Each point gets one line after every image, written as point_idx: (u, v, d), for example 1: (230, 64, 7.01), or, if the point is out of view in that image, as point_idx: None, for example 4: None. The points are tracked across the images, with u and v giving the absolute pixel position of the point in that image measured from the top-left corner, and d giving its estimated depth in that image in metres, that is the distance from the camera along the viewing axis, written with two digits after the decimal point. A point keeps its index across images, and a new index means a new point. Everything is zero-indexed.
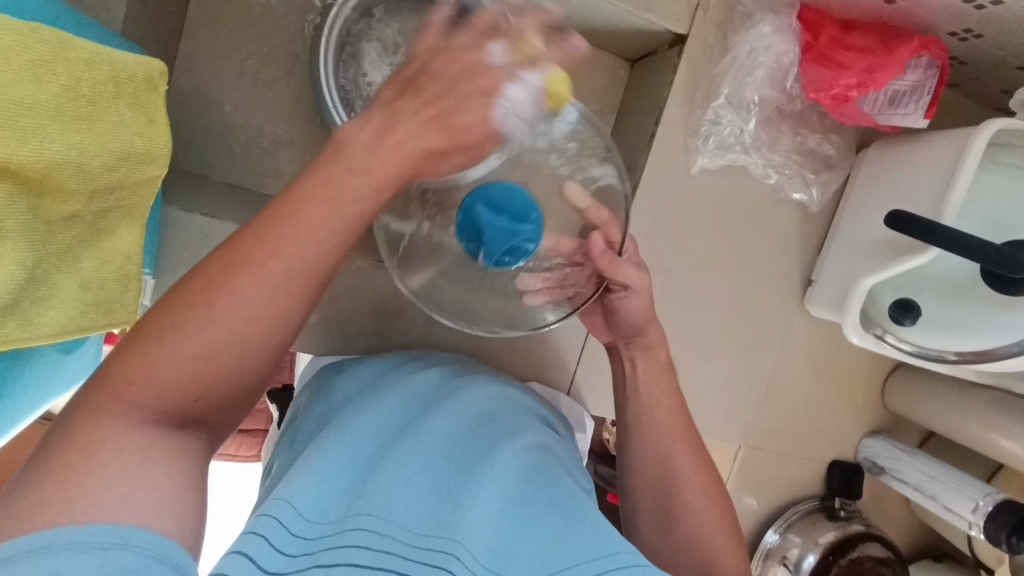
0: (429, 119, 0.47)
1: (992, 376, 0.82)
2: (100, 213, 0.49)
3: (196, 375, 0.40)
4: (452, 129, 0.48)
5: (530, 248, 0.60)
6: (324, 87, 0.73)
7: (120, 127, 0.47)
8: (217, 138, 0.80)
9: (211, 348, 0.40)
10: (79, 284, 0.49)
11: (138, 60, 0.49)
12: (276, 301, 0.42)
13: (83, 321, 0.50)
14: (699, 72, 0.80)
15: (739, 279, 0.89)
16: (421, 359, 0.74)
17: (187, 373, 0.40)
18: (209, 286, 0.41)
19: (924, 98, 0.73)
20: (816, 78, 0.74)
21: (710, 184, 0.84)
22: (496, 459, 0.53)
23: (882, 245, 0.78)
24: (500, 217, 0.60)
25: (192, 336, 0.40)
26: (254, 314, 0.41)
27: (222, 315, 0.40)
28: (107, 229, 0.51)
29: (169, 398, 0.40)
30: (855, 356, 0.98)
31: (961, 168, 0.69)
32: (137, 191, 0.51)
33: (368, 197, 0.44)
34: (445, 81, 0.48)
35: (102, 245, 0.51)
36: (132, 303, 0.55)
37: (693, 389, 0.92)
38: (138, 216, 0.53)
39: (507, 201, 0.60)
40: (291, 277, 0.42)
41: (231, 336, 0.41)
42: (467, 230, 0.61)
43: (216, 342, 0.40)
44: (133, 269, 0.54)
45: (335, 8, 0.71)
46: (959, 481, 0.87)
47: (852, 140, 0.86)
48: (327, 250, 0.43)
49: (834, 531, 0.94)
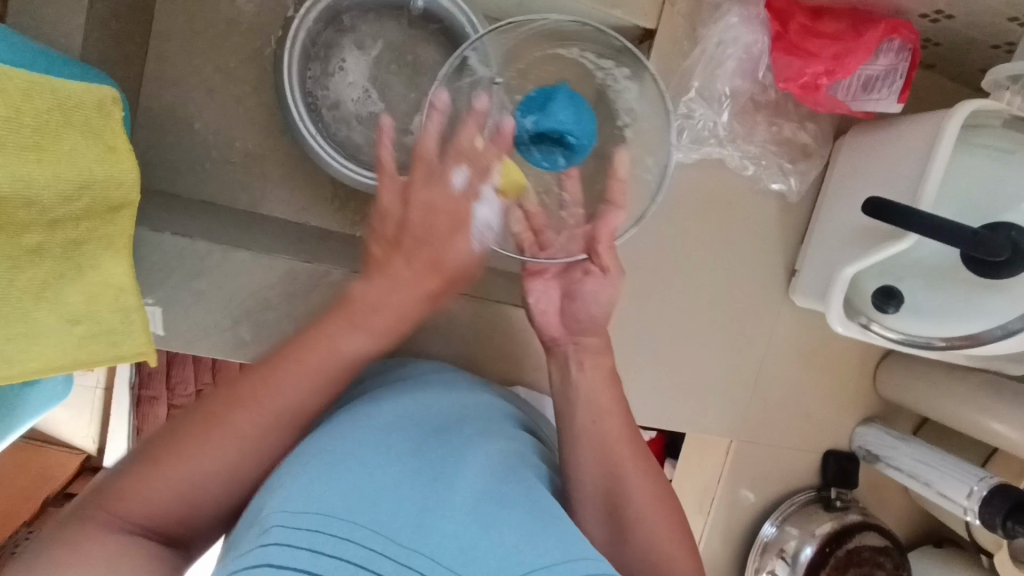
0: (419, 265, 0.54)
1: (982, 360, 0.81)
2: (69, 244, 0.49)
3: (182, 493, 0.46)
4: (441, 267, 0.54)
5: (546, 164, 0.72)
6: (290, 95, 0.74)
7: (75, 155, 0.47)
8: (189, 156, 0.80)
9: (197, 478, 0.46)
10: (65, 318, 0.50)
11: (85, 87, 0.48)
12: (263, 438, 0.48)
13: (81, 352, 0.53)
14: (670, 66, 0.79)
15: (722, 273, 0.88)
16: (393, 369, 0.72)
17: (177, 497, 0.45)
18: (213, 417, 0.47)
19: (896, 82, 0.73)
20: (785, 67, 0.74)
21: (687, 179, 0.84)
22: (468, 463, 0.52)
23: (863, 232, 0.77)
24: (565, 132, 0.70)
25: (184, 461, 0.46)
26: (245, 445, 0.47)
27: (218, 449, 0.47)
28: (89, 263, 0.51)
29: (157, 514, 0.45)
30: (845, 344, 0.97)
31: (938, 150, 0.67)
32: (115, 219, 0.52)
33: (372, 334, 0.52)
34: (423, 234, 0.54)
35: (86, 278, 0.51)
36: (138, 331, 0.56)
37: (681, 384, 0.91)
38: (122, 245, 0.54)
39: (578, 134, 0.71)
40: (279, 414, 0.49)
41: (221, 468, 0.47)
42: (543, 105, 0.71)
43: (207, 471, 0.46)
44: (130, 300, 0.55)
45: (296, 20, 0.72)
46: (954, 467, 0.86)
47: (829, 128, 0.85)
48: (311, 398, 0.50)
49: (831, 522, 0.94)
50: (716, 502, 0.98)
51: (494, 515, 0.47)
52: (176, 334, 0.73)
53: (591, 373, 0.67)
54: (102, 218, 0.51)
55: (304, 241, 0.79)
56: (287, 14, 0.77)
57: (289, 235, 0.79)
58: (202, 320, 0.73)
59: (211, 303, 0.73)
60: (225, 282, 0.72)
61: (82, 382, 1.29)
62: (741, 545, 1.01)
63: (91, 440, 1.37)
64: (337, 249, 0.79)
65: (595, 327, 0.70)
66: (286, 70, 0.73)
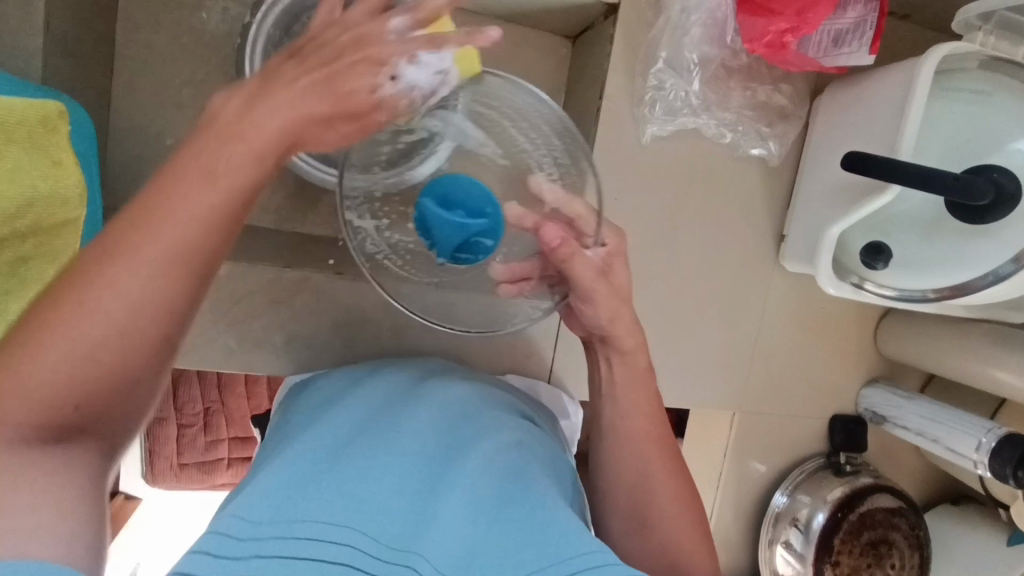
0: (313, 83, 0.44)
1: (979, 310, 0.80)
2: (18, 261, 0.49)
3: (67, 381, 0.36)
4: (337, 95, 0.44)
5: (486, 244, 0.59)
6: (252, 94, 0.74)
7: (20, 173, 0.47)
8: (163, 170, 0.80)
9: (79, 347, 0.36)
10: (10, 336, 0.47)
11: (28, 101, 0.48)
12: (149, 292, 0.38)
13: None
14: (636, 39, 0.79)
15: (709, 244, 0.87)
16: (392, 365, 0.72)
17: (51, 377, 0.36)
18: (78, 278, 0.37)
19: (866, 33, 0.70)
20: (750, 27, 0.72)
21: (665, 153, 0.83)
22: (470, 461, 0.53)
23: (846, 190, 0.76)
24: (454, 213, 0.58)
25: (42, 357, 0.36)
26: (136, 309, 0.37)
27: (94, 310, 0.36)
28: (33, 279, 0.50)
29: (45, 412, 0.36)
30: (843, 306, 0.95)
31: (912, 98, 0.66)
32: (60, 235, 0.51)
33: (249, 165, 0.41)
34: (330, 49, 0.45)
35: (29, 294, 0.49)
36: None
37: (677, 359, 0.90)
38: (67, 262, 0.52)
39: (462, 195, 0.58)
40: (160, 262, 0.38)
41: (77, 353, 0.36)
42: (421, 226, 0.59)
43: (79, 335, 0.36)
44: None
45: (254, 26, 0.73)
46: (960, 420, 0.84)
47: (804, 88, 0.84)
48: (203, 230, 0.39)
49: (841, 487, 0.92)
50: (724, 476, 0.97)
51: (494, 513, 0.48)
52: None
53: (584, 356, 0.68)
54: (47, 235, 0.50)
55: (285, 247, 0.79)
56: (245, 20, 0.77)
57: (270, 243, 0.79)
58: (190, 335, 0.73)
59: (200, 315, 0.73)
60: None
61: None
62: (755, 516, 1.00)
63: None
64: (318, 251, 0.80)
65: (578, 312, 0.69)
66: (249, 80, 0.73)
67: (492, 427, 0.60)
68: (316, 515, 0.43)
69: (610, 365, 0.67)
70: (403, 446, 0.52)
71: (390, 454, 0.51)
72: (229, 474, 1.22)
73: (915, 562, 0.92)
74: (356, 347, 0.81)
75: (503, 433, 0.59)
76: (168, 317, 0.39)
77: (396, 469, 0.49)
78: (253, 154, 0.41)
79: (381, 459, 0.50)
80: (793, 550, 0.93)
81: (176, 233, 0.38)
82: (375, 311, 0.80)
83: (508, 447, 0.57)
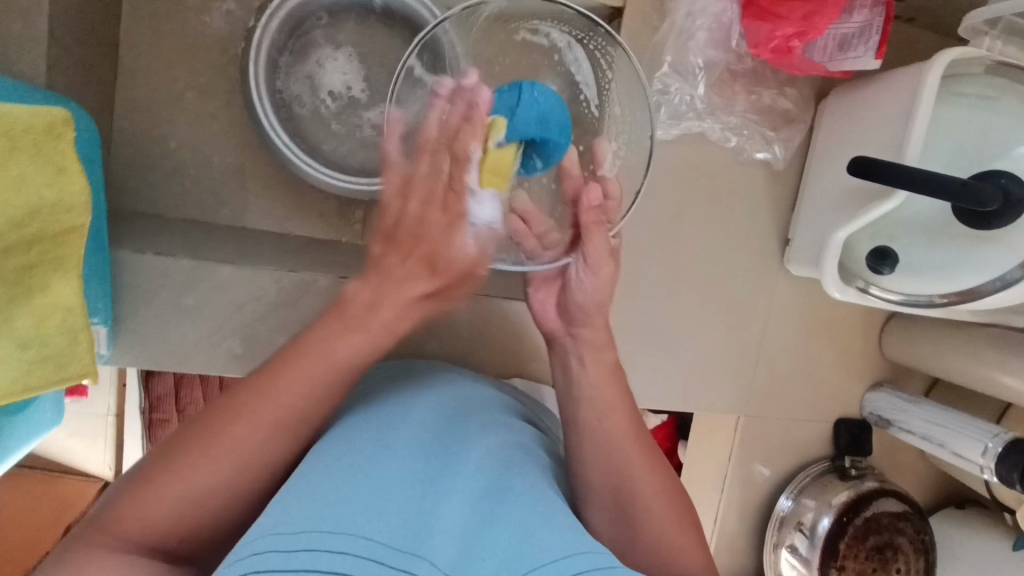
0: (417, 260, 0.53)
1: (986, 315, 0.79)
2: (23, 269, 0.49)
3: (184, 516, 0.45)
4: (439, 268, 0.54)
5: (535, 163, 0.63)
6: (255, 96, 0.74)
7: (24, 180, 0.46)
8: (167, 175, 0.80)
9: (193, 493, 0.46)
10: (15, 343, 0.49)
11: (33, 108, 0.47)
12: (266, 445, 0.48)
13: (28, 379, 0.50)
14: (641, 42, 0.78)
15: (713, 247, 0.87)
16: (393, 367, 0.72)
17: (167, 511, 0.45)
18: (205, 439, 0.47)
19: (873, 38, 0.69)
20: (756, 32, 0.72)
21: (669, 157, 0.83)
22: (468, 463, 0.52)
23: (853, 193, 0.76)
24: (535, 124, 0.58)
25: (176, 489, 0.45)
26: (244, 461, 0.47)
27: (212, 462, 0.46)
28: (38, 285, 0.50)
29: (156, 536, 0.44)
30: (848, 310, 0.95)
31: (921, 102, 0.66)
32: (66, 242, 0.50)
33: (363, 350, 0.51)
34: (410, 225, 0.53)
35: (34, 301, 0.50)
36: (86, 356, 0.53)
37: (681, 363, 0.90)
38: (73, 267, 0.51)
39: (545, 113, 0.59)
40: (280, 422, 0.48)
41: (208, 487, 0.46)
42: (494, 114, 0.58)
43: (195, 482, 0.46)
44: (78, 321, 0.52)
45: (257, 30, 0.73)
46: (966, 424, 0.84)
47: (809, 92, 0.84)
48: (316, 399, 0.50)
49: (846, 492, 0.92)
50: (728, 480, 0.97)
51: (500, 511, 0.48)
52: (166, 354, 0.72)
53: (579, 348, 0.68)
54: (52, 242, 0.49)
55: (290, 251, 0.79)
56: (248, 23, 0.77)
57: (273, 247, 0.79)
58: (193, 340, 0.73)
59: (205, 321, 0.72)
60: (214, 295, 0.72)
61: (91, 411, 1.22)
62: (760, 520, 1.00)
63: (107, 468, 1.27)
64: (321, 256, 0.80)
65: (583, 316, 0.69)
66: (252, 82, 0.73)
67: (494, 428, 0.60)
68: (317, 513, 0.42)
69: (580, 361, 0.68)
70: (409, 445, 0.52)
71: (388, 453, 0.50)
72: None
73: (921, 566, 0.91)
74: None
75: (505, 435, 0.59)
76: (265, 468, 0.48)
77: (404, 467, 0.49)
78: (363, 334, 0.52)
79: (379, 459, 0.49)
80: (798, 554, 0.93)
81: (291, 402, 0.49)
82: None
83: (510, 448, 0.57)
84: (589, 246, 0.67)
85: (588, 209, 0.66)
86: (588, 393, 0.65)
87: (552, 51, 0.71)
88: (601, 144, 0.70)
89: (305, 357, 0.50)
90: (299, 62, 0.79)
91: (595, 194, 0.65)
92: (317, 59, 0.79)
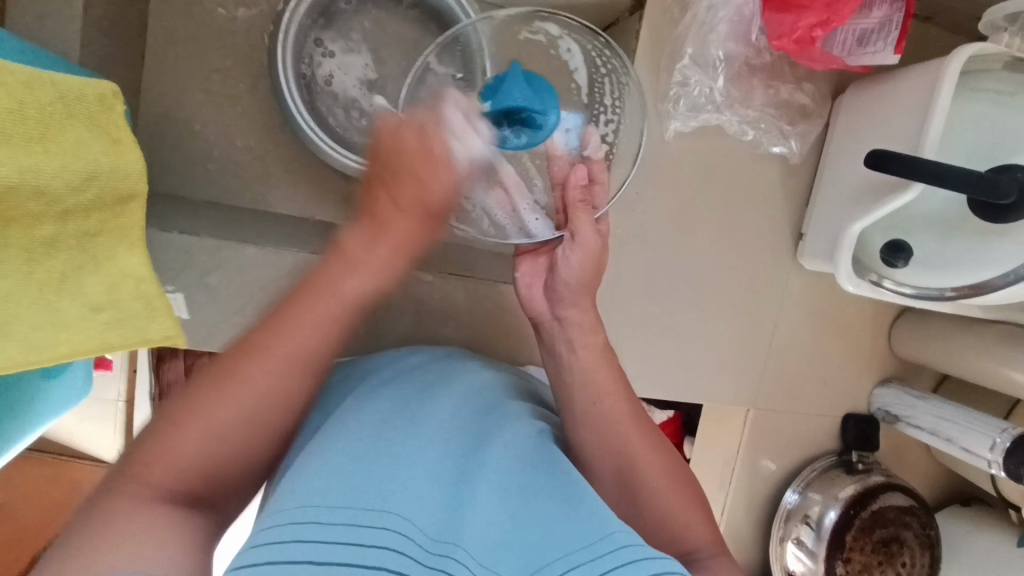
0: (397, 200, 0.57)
1: (996, 311, 0.80)
2: (84, 236, 0.50)
3: (205, 453, 0.47)
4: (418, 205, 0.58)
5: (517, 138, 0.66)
6: (281, 77, 0.74)
7: (81, 147, 0.48)
8: (190, 157, 0.81)
9: (213, 429, 0.47)
10: (88, 306, 0.50)
11: (85, 81, 0.49)
12: (280, 382, 0.50)
13: (107, 338, 0.52)
14: (663, 34, 0.80)
15: (727, 240, 0.88)
16: (415, 354, 0.72)
17: (191, 451, 0.46)
18: (221, 377, 0.49)
19: (892, 34, 0.70)
20: (778, 25, 0.73)
21: (687, 148, 0.84)
22: (496, 450, 0.52)
23: (869, 187, 0.76)
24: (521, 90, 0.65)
25: (194, 422, 0.47)
26: (259, 396, 0.49)
27: (230, 397, 0.48)
28: (104, 254, 0.52)
29: (181, 476, 0.46)
30: (858, 305, 0.96)
31: (939, 95, 0.67)
32: (125, 212, 0.52)
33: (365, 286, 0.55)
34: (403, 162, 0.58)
35: (104, 268, 0.52)
36: (162, 320, 0.55)
37: (693, 355, 0.91)
38: (137, 238, 0.54)
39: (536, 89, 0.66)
40: (294, 360, 0.51)
41: (229, 417, 0.48)
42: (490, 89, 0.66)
43: (217, 419, 0.47)
44: (150, 289, 0.54)
45: (287, 14, 0.74)
46: (974, 420, 0.85)
47: (827, 88, 0.85)
48: (327, 336, 0.52)
49: (853, 485, 0.92)
50: (737, 472, 0.98)
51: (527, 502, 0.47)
52: (190, 333, 0.74)
53: (568, 332, 0.69)
54: (111, 210, 0.51)
55: (310, 235, 0.80)
56: (278, 8, 0.78)
57: (294, 230, 0.80)
58: (215, 319, 0.74)
59: (227, 301, 0.73)
60: (236, 276, 0.73)
61: (102, 395, 1.20)
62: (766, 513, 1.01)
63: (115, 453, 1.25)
64: None
65: (571, 296, 0.69)
66: (280, 65, 0.74)
67: (519, 419, 0.60)
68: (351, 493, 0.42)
69: (571, 347, 0.68)
70: (436, 435, 0.51)
71: (417, 442, 0.50)
72: None
73: (925, 560, 0.92)
74: (376, 336, 0.82)
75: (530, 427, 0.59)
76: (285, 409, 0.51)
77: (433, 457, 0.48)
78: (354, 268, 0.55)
79: (408, 449, 0.49)
80: (805, 547, 0.93)
81: (303, 340, 0.51)
82: (397, 297, 0.81)
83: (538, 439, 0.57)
84: (578, 224, 0.68)
85: (573, 190, 0.69)
86: (583, 378, 0.66)
87: (551, 46, 0.75)
88: (587, 129, 0.75)
89: (313, 293, 0.53)
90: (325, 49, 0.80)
91: (580, 174, 0.70)
92: (343, 47, 0.81)
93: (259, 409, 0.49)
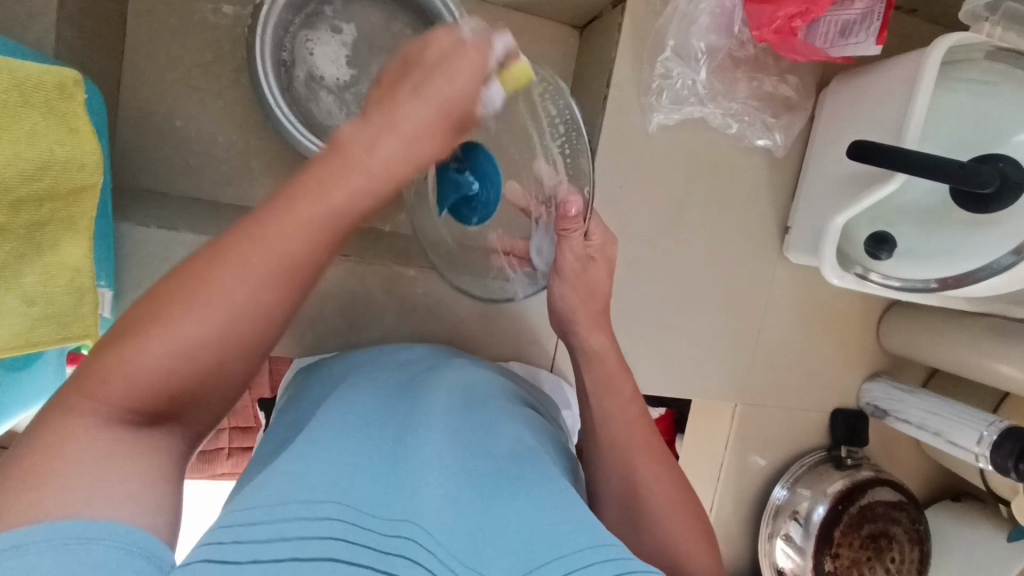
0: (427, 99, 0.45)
1: (983, 303, 0.79)
2: (34, 226, 0.50)
3: (168, 373, 0.37)
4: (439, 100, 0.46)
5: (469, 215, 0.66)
6: (258, 66, 0.73)
7: (35, 136, 0.48)
8: (172, 153, 0.81)
9: (183, 345, 0.37)
10: (22, 299, 0.51)
11: (47, 68, 0.49)
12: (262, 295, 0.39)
13: (32, 335, 0.51)
14: (645, 26, 0.79)
15: (711, 234, 0.88)
16: (398, 351, 0.71)
17: (153, 367, 0.37)
18: (186, 288, 0.38)
19: (873, 24, 0.69)
20: (758, 15, 0.72)
21: (671, 141, 0.83)
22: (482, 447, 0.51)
23: (853, 179, 0.76)
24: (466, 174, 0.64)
25: (154, 334, 0.37)
26: (234, 309, 0.38)
27: (199, 308, 0.38)
28: (49, 243, 0.52)
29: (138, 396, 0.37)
30: (846, 298, 0.96)
31: (920, 83, 0.66)
32: (77, 202, 0.52)
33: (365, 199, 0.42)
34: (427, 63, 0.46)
35: (45, 259, 0.52)
36: (89, 316, 0.56)
37: (681, 350, 0.90)
38: (83, 227, 0.54)
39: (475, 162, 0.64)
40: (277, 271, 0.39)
41: (205, 329, 0.38)
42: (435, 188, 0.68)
43: (188, 334, 0.37)
44: (85, 282, 0.55)
45: (265, 6, 0.72)
46: (961, 413, 0.84)
47: (811, 81, 0.85)
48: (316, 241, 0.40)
49: (842, 480, 0.92)
50: (724, 469, 0.97)
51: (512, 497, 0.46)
52: None
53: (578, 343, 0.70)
54: (64, 200, 0.52)
55: None
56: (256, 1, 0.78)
57: None
58: None
59: None
60: None
61: None
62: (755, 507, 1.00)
63: None
64: None
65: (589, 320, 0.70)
66: (257, 56, 0.73)
67: (504, 417, 0.59)
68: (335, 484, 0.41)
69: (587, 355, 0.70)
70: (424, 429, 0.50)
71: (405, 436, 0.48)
72: (229, 465, 1.21)
73: (915, 555, 0.91)
74: (358, 331, 0.81)
75: (515, 425, 0.58)
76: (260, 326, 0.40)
77: (420, 450, 0.47)
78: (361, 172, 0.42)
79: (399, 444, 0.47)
80: (794, 543, 0.92)
81: (287, 248, 0.39)
82: (380, 291, 0.81)
83: (523, 437, 0.56)
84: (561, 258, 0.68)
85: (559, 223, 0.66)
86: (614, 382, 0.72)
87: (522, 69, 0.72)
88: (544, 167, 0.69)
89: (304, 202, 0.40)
90: (304, 44, 0.80)
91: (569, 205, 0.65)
92: (320, 44, 0.80)
93: (232, 319, 0.39)
